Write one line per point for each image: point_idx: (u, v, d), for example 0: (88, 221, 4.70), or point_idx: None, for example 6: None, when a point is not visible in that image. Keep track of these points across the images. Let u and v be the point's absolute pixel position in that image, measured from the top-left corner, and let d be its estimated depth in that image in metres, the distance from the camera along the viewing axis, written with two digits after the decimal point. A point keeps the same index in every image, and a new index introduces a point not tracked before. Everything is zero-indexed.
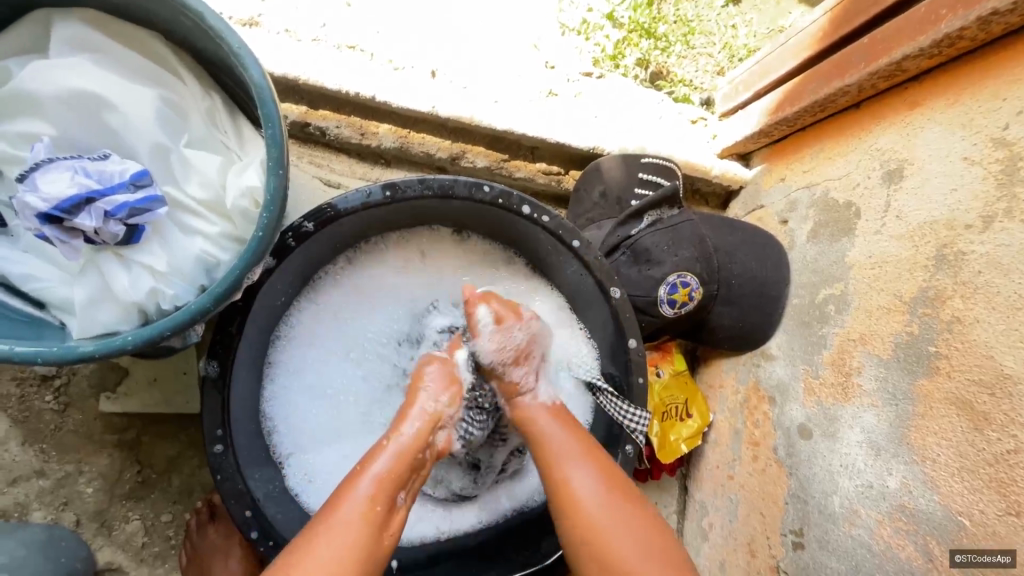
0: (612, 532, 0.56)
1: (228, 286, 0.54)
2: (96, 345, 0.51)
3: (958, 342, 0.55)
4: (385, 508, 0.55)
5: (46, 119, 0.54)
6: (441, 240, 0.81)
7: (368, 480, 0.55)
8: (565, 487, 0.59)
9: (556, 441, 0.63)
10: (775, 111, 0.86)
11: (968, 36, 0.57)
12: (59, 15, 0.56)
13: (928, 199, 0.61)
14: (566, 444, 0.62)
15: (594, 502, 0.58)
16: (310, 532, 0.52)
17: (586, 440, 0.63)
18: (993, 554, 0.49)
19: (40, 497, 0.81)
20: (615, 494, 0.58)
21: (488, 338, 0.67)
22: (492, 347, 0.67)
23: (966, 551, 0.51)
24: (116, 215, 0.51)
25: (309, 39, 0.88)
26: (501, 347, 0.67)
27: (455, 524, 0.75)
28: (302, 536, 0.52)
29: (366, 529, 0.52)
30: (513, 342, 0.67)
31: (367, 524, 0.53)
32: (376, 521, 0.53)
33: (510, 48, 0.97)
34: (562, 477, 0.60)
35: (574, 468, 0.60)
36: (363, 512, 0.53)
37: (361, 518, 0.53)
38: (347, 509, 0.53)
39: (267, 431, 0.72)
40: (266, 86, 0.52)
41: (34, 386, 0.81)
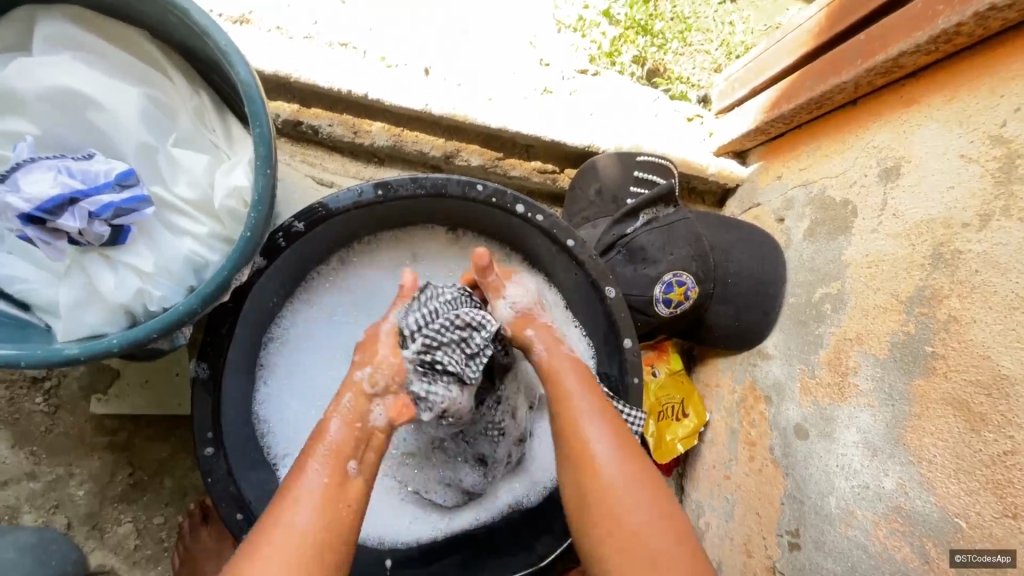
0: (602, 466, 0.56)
1: (216, 287, 0.53)
2: (81, 348, 0.51)
3: (955, 341, 0.55)
4: (335, 482, 0.54)
5: (30, 118, 0.53)
6: (434, 240, 0.80)
7: (318, 460, 0.54)
8: (571, 408, 0.60)
9: (557, 362, 0.64)
10: (772, 108, 0.85)
11: (965, 32, 0.56)
12: (43, 12, 0.55)
13: (924, 198, 0.61)
14: (565, 362, 0.64)
15: (597, 425, 0.59)
16: (269, 525, 0.51)
17: (588, 372, 0.64)
18: (992, 553, 0.48)
19: (31, 500, 0.81)
20: (621, 436, 0.59)
21: (509, 291, 0.68)
22: (518, 295, 0.68)
23: (966, 551, 0.50)
24: (101, 216, 0.50)
25: (301, 37, 0.87)
26: (524, 294, 0.68)
27: (453, 524, 0.74)
28: (260, 527, 0.51)
29: (323, 514, 0.51)
30: (530, 290, 0.69)
31: (323, 501, 0.52)
32: (332, 500, 0.53)
33: (504, 45, 0.96)
34: (567, 394, 0.61)
35: (581, 393, 0.61)
36: (317, 491, 0.52)
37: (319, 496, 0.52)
38: (302, 492, 0.52)
39: (260, 434, 0.71)
40: (253, 83, 0.52)
41: (24, 388, 0.81)
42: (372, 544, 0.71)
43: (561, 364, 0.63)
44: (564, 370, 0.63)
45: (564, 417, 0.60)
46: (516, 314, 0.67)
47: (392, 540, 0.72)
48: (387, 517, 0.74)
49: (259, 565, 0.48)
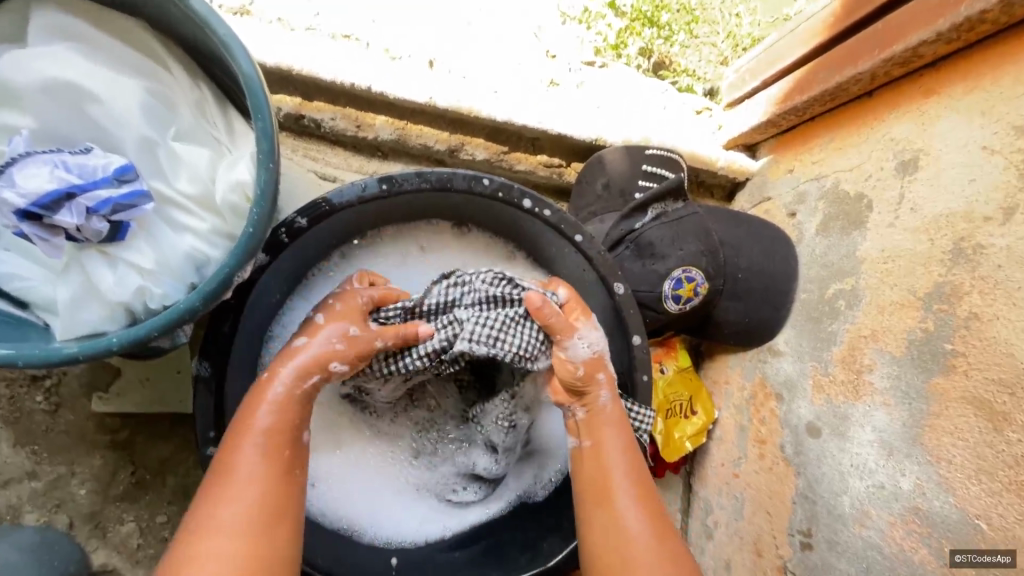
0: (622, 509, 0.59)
1: (218, 285, 0.52)
2: (81, 347, 0.49)
3: (976, 339, 0.53)
4: (278, 458, 0.55)
5: (25, 111, 0.52)
6: (438, 235, 0.77)
7: (256, 436, 0.54)
8: (598, 460, 0.63)
9: (598, 416, 0.64)
10: (784, 100, 0.83)
11: (989, 20, 0.55)
12: (37, 1, 0.53)
13: (944, 191, 0.59)
14: (608, 413, 0.64)
15: (619, 475, 0.61)
16: (210, 502, 0.52)
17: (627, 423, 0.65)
18: (993, 554, 0.48)
19: (33, 499, 0.80)
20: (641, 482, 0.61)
21: (587, 330, 0.64)
22: (593, 341, 0.65)
23: (967, 551, 0.51)
24: (100, 212, 0.49)
25: (302, 28, 0.85)
26: (598, 341, 0.65)
27: (467, 517, 0.74)
28: (203, 504, 0.52)
29: (269, 487, 0.53)
30: (600, 342, 0.65)
31: (269, 476, 0.54)
32: (278, 473, 0.54)
33: (509, 36, 0.94)
34: (596, 444, 0.63)
35: (609, 440, 0.63)
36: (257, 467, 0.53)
37: (262, 471, 0.53)
38: (244, 470, 0.53)
39: None
40: (255, 74, 0.50)
41: (24, 387, 0.80)
42: (382, 544, 0.70)
43: (612, 410, 0.64)
44: (609, 426, 0.64)
45: (593, 450, 0.63)
46: (592, 355, 0.64)
47: (400, 539, 0.71)
48: (397, 516, 0.72)
49: (203, 550, 0.49)
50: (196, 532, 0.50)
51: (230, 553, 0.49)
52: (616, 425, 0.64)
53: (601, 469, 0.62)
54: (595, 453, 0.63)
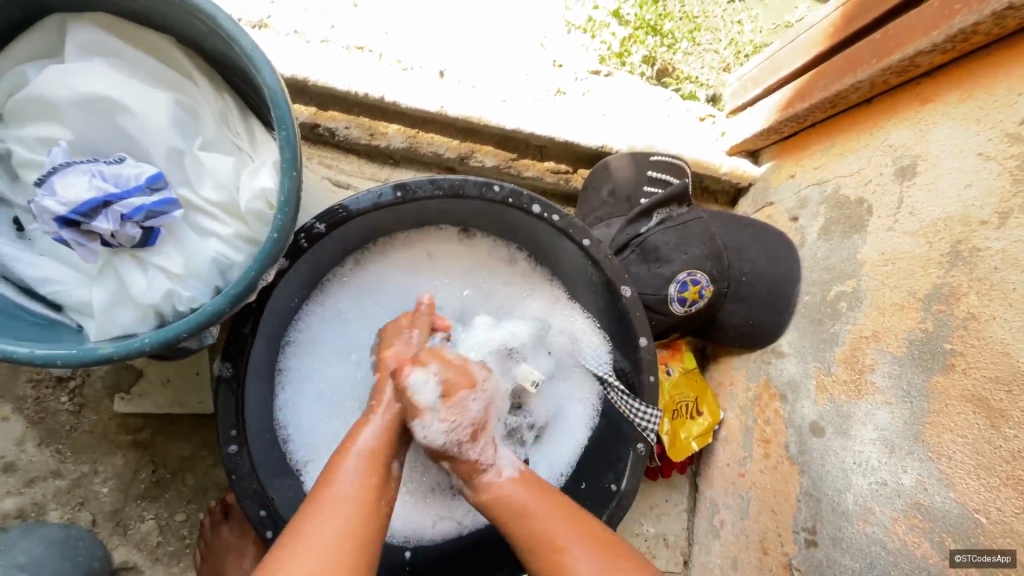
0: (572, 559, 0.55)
1: (243, 288, 0.54)
2: (114, 347, 0.52)
3: (974, 338, 0.55)
4: (375, 481, 0.56)
5: (62, 123, 0.54)
6: (445, 243, 0.81)
7: (355, 458, 0.57)
8: (556, 563, 0.55)
9: (523, 501, 0.60)
10: (786, 107, 0.86)
11: (982, 31, 0.57)
12: (73, 19, 0.56)
13: (942, 195, 0.61)
14: (546, 509, 0.59)
15: (589, 572, 0.53)
16: (301, 522, 0.50)
17: (542, 483, 0.64)
18: (994, 554, 0.50)
19: (57, 497, 0.82)
20: (579, 526, 0.58)
21: (482, 389, 0.65)
22: (443, 433, 0.62)
23: (967, 551, 0.52)
24: (133, 218, 0.51)
25: (318, 41, 0.88)
26: (455, 428, 0.63)
27: (479, 517, 0.75)
28: (291, 531, 0.49)
29: (361, 507, 0.52)
30: (468, 416, 0.63)
31: (364, 498, 0.53)
32: (369, 497, 0.54)
33: (517, 46, 0.97)
34: (550, 548, 0.56)
35: (563, 536, 0.56)
36: (357, 485, 0.54)
37: (356, 492, 0.54)
38: (342, 489, 0.53)
39: (281, 439, 0.73)
40: (278, 87, 0.53)
41: (50, 388, 0.82)
42: (400, 542, 0.73)
43: (506, 486, 0.62)
44: (550, 517, 0.58)
45: (510, 519, 0.60)
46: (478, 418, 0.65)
47: (417, 538, 0.74)
48: (413, 515, 0.75)
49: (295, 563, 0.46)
50: (284, 549, 0.48)
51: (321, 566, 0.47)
52: (563, 514, 0.58)
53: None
54: (515, 518, 0.59)
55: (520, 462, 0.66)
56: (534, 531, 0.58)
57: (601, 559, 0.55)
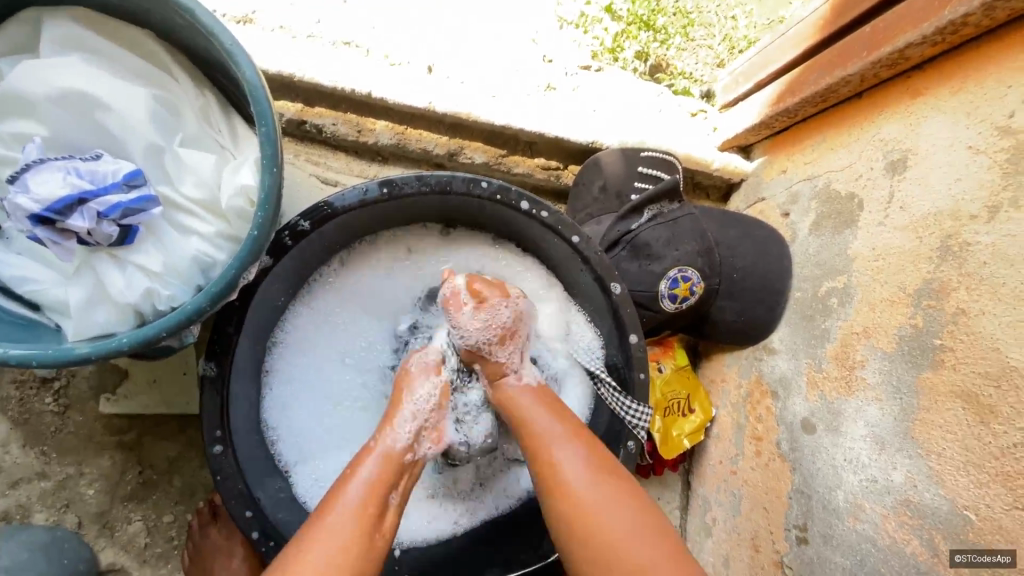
0: (558, 454, 0.58)
1: (223, 286, 0.53)
2: (91, 347, 0.51)
3: (964, 334, 0.54)
4: (376, 508, 0.55)
5: (38, 120, 0.53)
6: (426, 241, 0.80)
7: (359, 483, 0.56)
8: (553, 474, 0.57)
9: (534, 413, 0.63)
10: (776, 102, 0.85)
11: (972, 22, 0.56)
12: (49, 14, 0.55)
13: (932, 190, 0.60)
14: (556, 427, 0.61)
15: (581, 483, 0.56)
16: (298, 548, 0.51)
17: (545, 390, 0.67)
18: (993, 554, 0.49)
19: (42, 499, 0.81)
20: (590, 446, 0.59)
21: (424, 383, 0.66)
22: (475, 329, 0.66)
23: (967, 551, 0.51)
24: (110, 216, 0.50)
25: (304, 36, 0.87)
26: (487, 326, 0.66)
27: (472, 515, 0.75)
28: (288, 553, 0.51)
29: (357, 538, 0.52)
30: (499, 320, 0.66)
31: (360, 525, 0.53)
32: (366, 524, 0.54)
33: (507, 41, 0.96)
34: (548, 457, 0.59)
35: (561, 452, 0.58)
36: (356, 512, 0.54)
37: (356, 521, 0.53)
38: (340, 512, 0.53)
39: (269, 441, 0.72)
40: (259, 83, 0.52)
41: (34, 389, 0.81)
42: (392, 542, 0.72)
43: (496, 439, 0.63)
44: (554, 438, 0.60)
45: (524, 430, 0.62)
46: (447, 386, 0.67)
47: (410, 538, 0.73)
48: (405, 515, 0.74)
49: None
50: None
51: None
52: (569, 436, 0.60)
53: (561, 480, 0.57)
54: (522, 425, 0.63)
55: (541, 379, 0.69)
56: (537, 438, 0.61)
57: (591, 463, 0.58)
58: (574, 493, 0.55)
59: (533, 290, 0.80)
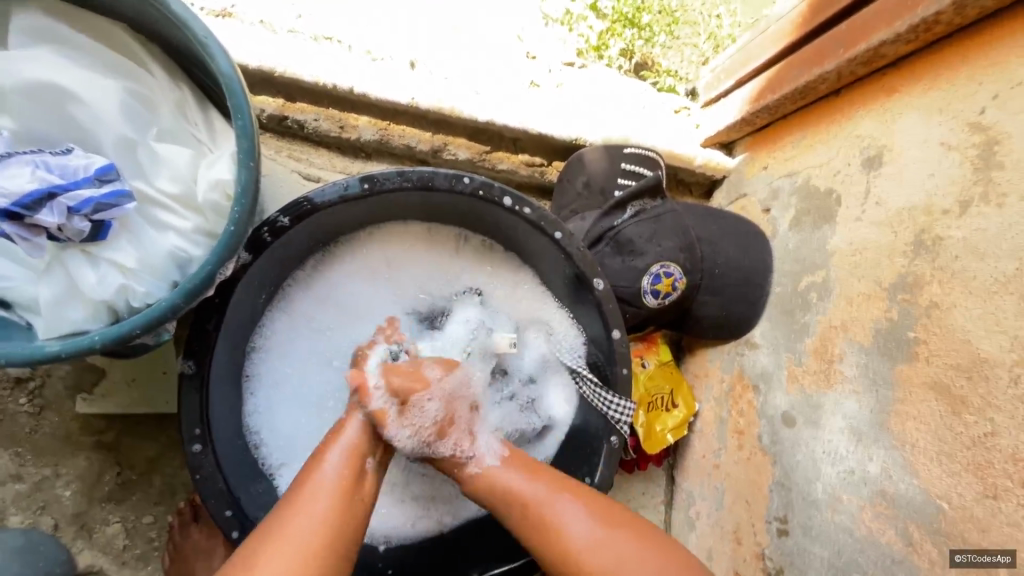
0: (563, 513, 0.56)
1: (199, 282, 0.52)
2: (62, 345, 0.50)
3: (937, 327, 0.55)
4: (352, 475, 0.56)
5: (6, 113, 0.52)
6: (402, 243, 0.80)
7: (338, 451, 0.57)
8: (558, 533, 0.55)
9: (518, 484, 0.60)
10: (757, 99, 0.86)
11: (944, 20, 0.57)
12: (17, 4, 0.54)
13: (906, 185, 0.61)
14: (540, 490, 0.59)
15: (588, 540, 0.54)
16: (284, 511, 0.51)
17: (517, 454, 0.64)
18: (993, 554, 0.47)
19: (17, 501, 0.80)
20: (588, 499, 0.58)
21: (399, 426, 0.62)
22: (408, 439, 0.63)
23: (968, 551, 0.49)
24: (81, 211, 0.50)
25: (285, 30, 0.86)
26: (418, 426, 0.63)
27: (459, 513, 0.76)
28: (269, 526, 0.50)
29: (341, 502, 0.53)
30: (429, 417, 0.63)
31: (340, 491, 0.54)
32: (349, 491, 0.54)
33: (491, 37, 0.96)
34: (547, 523, 0.56)
35: (561, 512, 0.56)
36: (336, 478, 0.54)
37: (335, 487, 0.54)
38: (322, 480, 0.54)
39: (253, 445, 0.72)
40: (234, 75, 0.51)
41: (7, 389, 0.80)
42: (378, 539, 0.72)
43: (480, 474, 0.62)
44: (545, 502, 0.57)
45: (514, 512, 0.59)
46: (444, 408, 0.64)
47: (399, 537, 0.73)
48: (389, 513, 0.74)
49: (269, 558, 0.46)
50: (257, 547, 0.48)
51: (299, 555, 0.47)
52: (561, 492, 0.58)
53: (568, 542, 0.54)
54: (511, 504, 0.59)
55: (501, 445, 0.65)
56: (529, 499, 0.58)
57: (595, 511, 0.56)
58: (583, 547, 0.54)
59: (514, 293, 0.82)
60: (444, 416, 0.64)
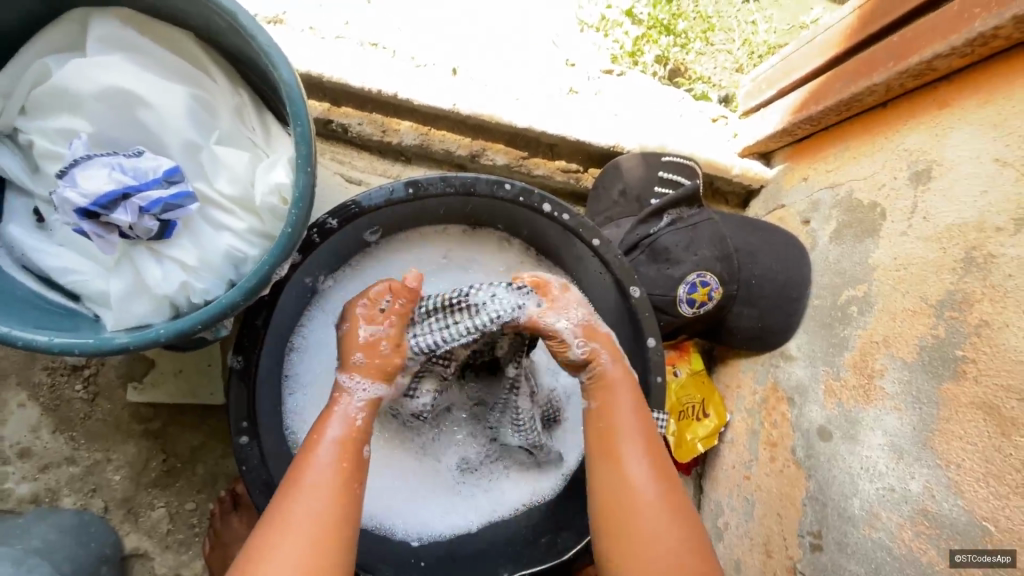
0: (618, 411, 0.65)
1: (257, 281, 0.54)
2: (131, 337, 0.53)
3: (987, 346, 0.55)
4: (348, 460, 0.59)
5: (83, 117, 0.55)
6: (446, 241, 0.80)
7: (333, 433, 0.60)
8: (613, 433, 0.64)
9: (614, 391, 0.66)
10: (800, 110, 0.85)
11: (1002, 35, 0.56)
12: (96, 13, 0.57)
13: (956, 202, 0.61)
14: (625, 422, 0.64)
15: (638, 455, 0.62)
16: (288, 500, 0.55)
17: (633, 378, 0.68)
18: (994, 554, 0.50)
19: (70, 483, 0.84)
20: (646, 427, 0.65)
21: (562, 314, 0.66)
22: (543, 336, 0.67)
23: (967, 551, 0.53)
24: (151, 211, 0.52)
25: (333, 37, 0.88)
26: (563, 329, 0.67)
27: (485, 512, 0.77)
28: (275, 510, 0.55)
29: (336, 494, 0.56)
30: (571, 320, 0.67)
31: (338, 477, 0.58)
32: (343, 476, 0.58)
33: (530, 44, 0.97)
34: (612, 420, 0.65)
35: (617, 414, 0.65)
36: (329, 467, 0.58)
37: (330, 479, 0.57)
38: (315, 468, 0.57)
39: (291, 445, 0.72)
40: (296, 85, 0.53)
41: (65, 376, 0.84)
42: (412, 536, 0.74)
43: (613, 370, 0.67)
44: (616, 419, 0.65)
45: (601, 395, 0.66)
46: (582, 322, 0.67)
47: (431, 534, 0.74)
48: (417, 510, 0.75)
49: (280, 542, 0.53)
50: (275, 527, 0.54)
51: (303, 539, 0.53)
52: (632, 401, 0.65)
53: (619, 435, 0.64)
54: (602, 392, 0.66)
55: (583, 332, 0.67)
56: (608, 408, 0.65)
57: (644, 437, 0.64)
58: (625, 454, 0.63)
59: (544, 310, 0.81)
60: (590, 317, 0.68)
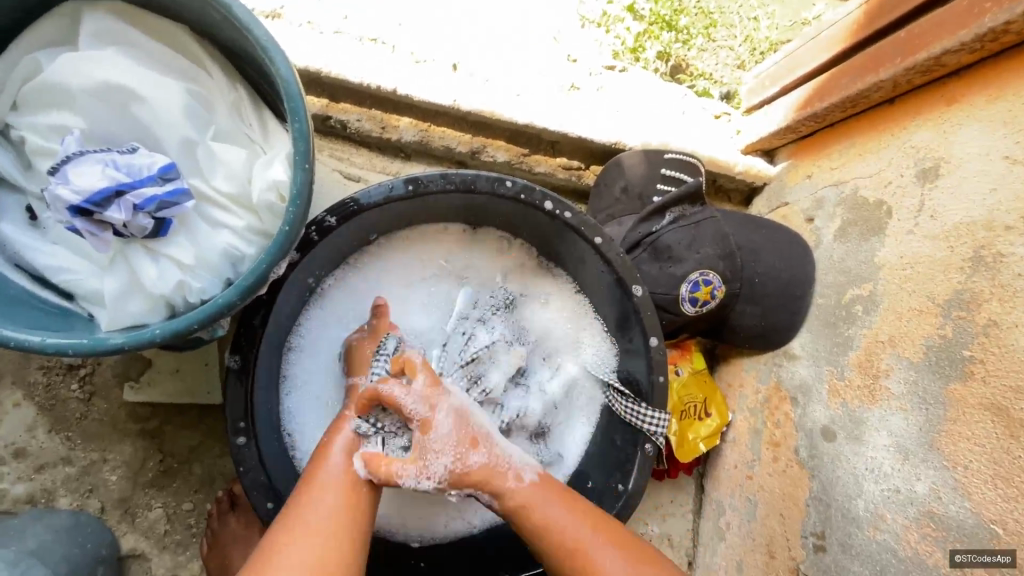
0: (543, 508, 0.60)
1: (255, 280, 0.53)
2: (126, 337, 0.52)
3: (995, 346, 0.54)
4: (351, 490, 0.57)
5: (76, 112, 0.54)
6: (447, 239, 0.80)
7: (333, 466, 0.59)
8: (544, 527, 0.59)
9: (528, 492, 0.61)
10: (804, 106, 0.84)
11: (1013, 30, 0.55)
12: (89, 7, 0.56)
13: (964, 200, 0.60)
14: (558, 513, 0.60)
15: (578, 537, 0.58)
16: (278, 551, 0.51)
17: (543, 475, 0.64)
18: (993, 554, 0.51)
19: (66, 484, 0.83)
20: (579, 508, 0.61)
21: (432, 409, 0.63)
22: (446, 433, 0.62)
23: (966, 551, 0.53)
24: (145, 209, 0.51)
25: (331, 31, 0.87)
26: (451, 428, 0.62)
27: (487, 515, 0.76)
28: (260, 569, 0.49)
29: (340, 529, 0.54)
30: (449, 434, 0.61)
31: (343, 509, 0.55)
32: (349, 509, 0.56)
33: (531, 39, 0.96)
34: (537, 517, 0.60)
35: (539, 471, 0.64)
36: (330, 507, 0.55)
37: (330, 521, 0.54)
38: (314, 509, 0.54)
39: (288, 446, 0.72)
40: (294, 80, 0.52)
41: (61, 375, 0.83)
42: (413, 537, 0.73)
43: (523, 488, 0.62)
44: (532, 496, 0.61)
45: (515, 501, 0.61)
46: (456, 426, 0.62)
47: (431, 535, 0.74)
48: (419, 512, 0.75)
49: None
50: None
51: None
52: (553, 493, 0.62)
53: (554, 528, 0.59)
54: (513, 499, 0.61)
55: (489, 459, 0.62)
56: (526, 502, 0.61)
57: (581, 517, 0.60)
58: (568, 540, 0.58)
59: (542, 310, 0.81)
60: (465, 421, 0.63)
